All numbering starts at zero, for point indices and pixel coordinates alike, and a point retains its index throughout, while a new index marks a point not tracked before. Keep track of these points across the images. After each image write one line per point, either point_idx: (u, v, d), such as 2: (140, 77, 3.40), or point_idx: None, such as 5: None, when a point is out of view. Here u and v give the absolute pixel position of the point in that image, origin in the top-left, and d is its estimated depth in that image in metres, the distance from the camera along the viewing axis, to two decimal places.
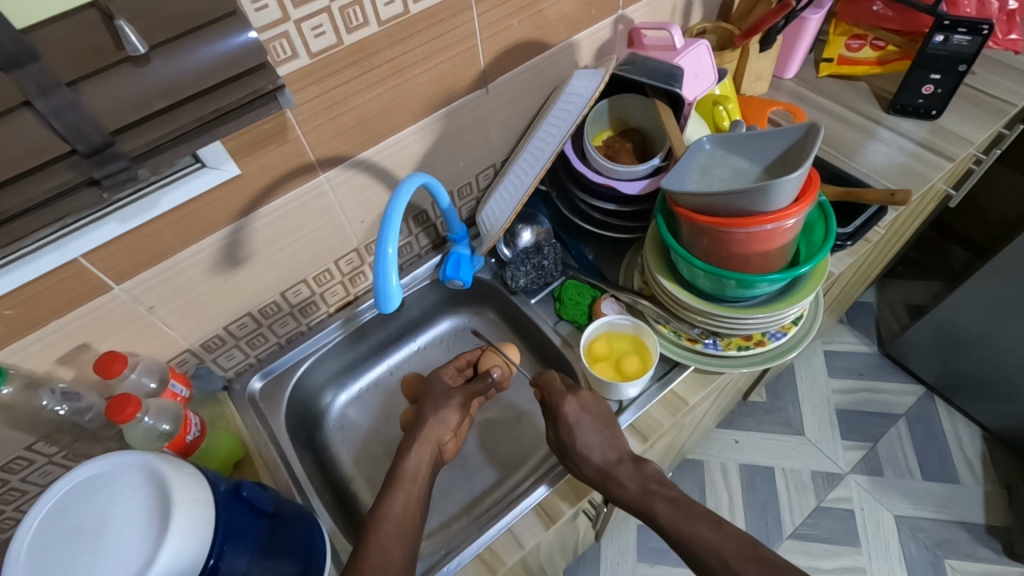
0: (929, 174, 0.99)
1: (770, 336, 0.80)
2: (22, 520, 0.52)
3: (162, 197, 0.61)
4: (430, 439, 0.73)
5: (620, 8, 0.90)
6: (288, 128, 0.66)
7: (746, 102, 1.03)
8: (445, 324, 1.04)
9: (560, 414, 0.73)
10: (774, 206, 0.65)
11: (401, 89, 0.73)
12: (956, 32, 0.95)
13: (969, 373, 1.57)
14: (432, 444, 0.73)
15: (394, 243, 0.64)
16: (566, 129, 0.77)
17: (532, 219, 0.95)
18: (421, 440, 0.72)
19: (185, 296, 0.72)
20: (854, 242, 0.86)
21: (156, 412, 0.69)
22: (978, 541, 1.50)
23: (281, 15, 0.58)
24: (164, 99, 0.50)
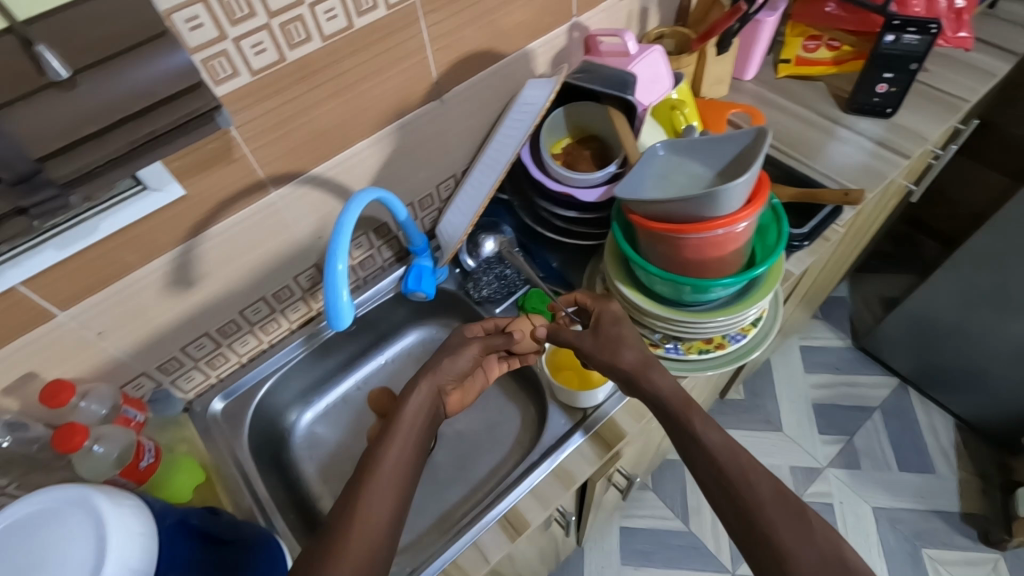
0: (887, 172, 1.00)
1: (730, 338, 0.80)
2: None
3: (102, 221, 0.60)
4: (434, 382, 0.69)
5: (573, 16, 0.90)
6: (233, 146, 0.65)
7: (705, 106, 1.04)
8: (413, 336, 1.03)
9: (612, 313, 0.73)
10: (726, 211, 0.66)
11: (351, 103, 0.72)
12: (906, 32, 0.96)
13: (941, 363, 1.60)
14: (436, 386, 0.69)
15: (344, 259, 0.63)
16: (519, 139, 0.77)
17: (493, 228, 0.95)
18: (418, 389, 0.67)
19: (137, 319, 0.71)
20: (810, 241, 0.87)
21: (106, 441, 0.67)
22: (955, 529, 1.52)
23: (217, 34, 0.57)
24: (92, 125, 0.49)
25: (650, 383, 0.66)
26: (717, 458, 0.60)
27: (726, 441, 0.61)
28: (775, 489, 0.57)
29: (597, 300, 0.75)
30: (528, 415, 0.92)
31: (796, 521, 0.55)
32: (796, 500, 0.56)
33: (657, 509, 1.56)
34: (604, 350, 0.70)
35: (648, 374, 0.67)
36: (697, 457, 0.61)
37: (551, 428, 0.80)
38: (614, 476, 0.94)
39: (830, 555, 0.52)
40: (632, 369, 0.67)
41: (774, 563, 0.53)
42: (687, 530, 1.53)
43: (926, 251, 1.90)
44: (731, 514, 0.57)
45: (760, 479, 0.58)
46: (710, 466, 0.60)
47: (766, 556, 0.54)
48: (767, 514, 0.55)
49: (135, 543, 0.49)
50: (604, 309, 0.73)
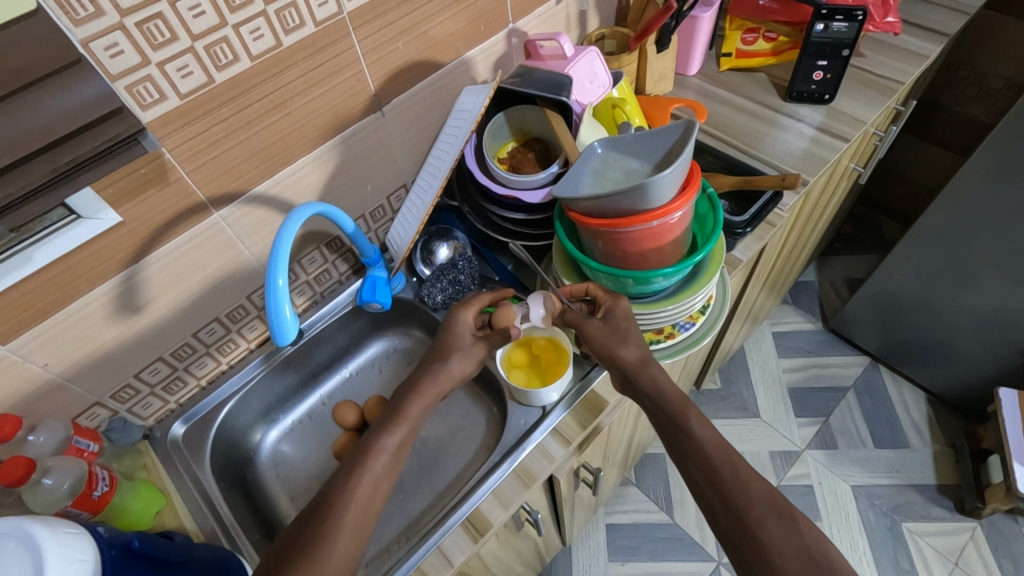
0: (828, 156, 1.03)
1: (680, 327, 0.81)
2: None
3: (35, 251, 0.60)
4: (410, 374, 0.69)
5: (510, 22, 0.92)
6: (168, 169, 0.65)
7: (649, 102, 1.06)
8: (375, 347, 1.04)
9: (624, 311, 0.72)
10: (659, 202, 0.67)
11: (286, 121, 0.73)
12: (834, 20, 1.01)
13: (906, 339, 1.63)
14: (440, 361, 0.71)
15: (284, 275, 0.64)
16: (459, 145, 0.78)
17: (447, 234, 0.96)
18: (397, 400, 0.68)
19: (84, 348, 0.71)
20: (752, 227, 0.89)
21: (57, 472, 0.67)
22: (932, 501, 1.55)
23: (139, 59, 0.57)
24: (10, 155, 0.51)
25: (652, 379, 0.67)
26: (710, 454, 0.63)
27: (718, 438, 0.64)
28: (766, 490, 0.60)
29: (611, 294, 0.74)
30: (492, 418, 0.93)
31: (784, 521, 0.58)
32: (786, 502, 0.59)
33: (640, 504, 1.57)
34: (608, 342, 0.70)
35: (649, 373, 0.68)
36: (690, 452, 0.63)
37: (511, 427, 0.81)
38: (580, 472, 0.94)
39: (812, 550, 0.56)
40: (631, 366, 0.69)
41: (760, 557, 0.57)
42: (671, 522, 1.54)
43: (886, 231, 1.94)
44: (721, 511, 0.60)
45: (752, 478, 0.61)
46: (702, 459, 0.62)
47: (751, 552, 0.57)
48: (756, 511, 0.58)
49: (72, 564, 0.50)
50: (616, 304, 0.73)
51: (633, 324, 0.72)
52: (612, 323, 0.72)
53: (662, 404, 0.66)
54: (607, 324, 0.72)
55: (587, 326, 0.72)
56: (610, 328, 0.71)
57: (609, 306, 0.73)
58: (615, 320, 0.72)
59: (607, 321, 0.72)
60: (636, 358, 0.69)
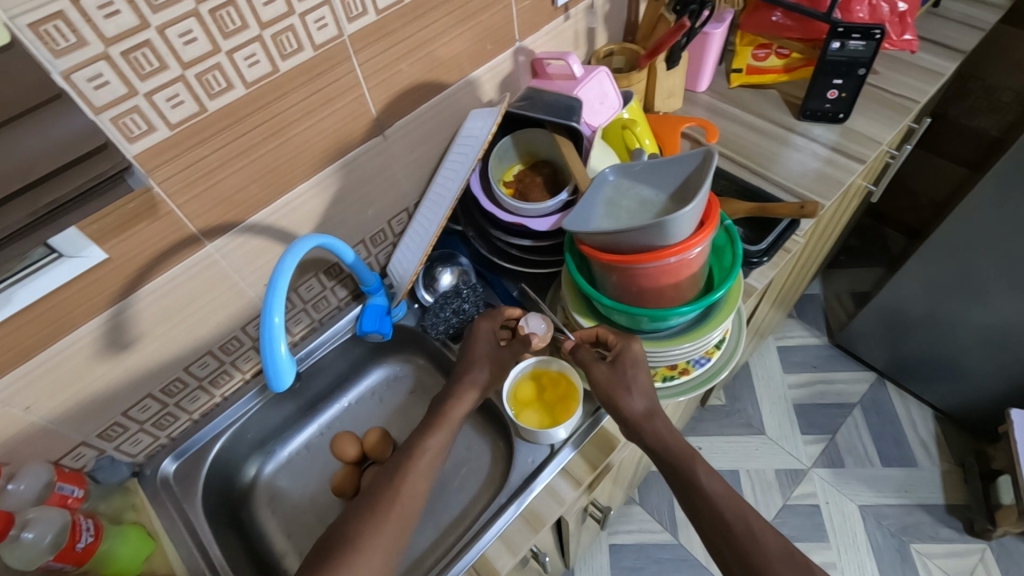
0: (842, 178, 1.00)
1: (694, 363, 0.78)
2: None
3: (15, 292, 0.57)
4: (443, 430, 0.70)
5: (517, 40, 0.88)
6: (158, 203, 0.62)
7: (659, 121, 1.03)
8: (376, 375, 1.00)
9: (634, 357, 0.70)
10: (678, 238, 0.64)
11: (283, 148, 0.69)
12: (850, 39, 0.97)
13: (915, 356, 1.60)
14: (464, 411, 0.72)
15: (281, 312, 0.60)
16: (464, 173, 0.74)
17: (450, 259, 0.93)
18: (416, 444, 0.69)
19: (70, 388, 0.67)
20: (770, 256, 0.85)
21: (38, 524, 0.62)
22: (940, 521, 1.52)
23: (126, 90, 0.54)
24: None
25: (655, 435, 0.66)
26: (723, 510, 0.62)
27: (729, 492, 0.63)
28: (781, 544, 0.59)
29: (622, 337, 0.71)
30: (497, 451, 0.89)
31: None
32: (803, 556, 0.58)
33: (644, 523, 1.54)
34: (613, 388, 0.69)
35: (652, 428, 0.67)
36: (701, 508, 0.62)
37: (519, 466, 0.77)
38: (589, 507, 0.91)
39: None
40: (635, 419, 0.67)
41: None
42: (675, 543, 1.51)
43: (892, 243, 1.91)
44: (736, 568, 0.59)
45: (767, 534, 0.60)
46: (718, 518, 0.61)
47: None
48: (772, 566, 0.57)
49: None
50: (626, 348, 0.70)
51: (641, 371, 0.70)
52: (619, 369, 0.70)
53: (667, 458, 0.65)
54: (613, 369, 0.70)
55: (594, 369, 0.71)
56: (615, 376, 0.69)
57: (620, 349, 0.71)
58: (623, 365, 0.70)
59: (615, 367, 0.70)
60: (636, 414, 0.67)
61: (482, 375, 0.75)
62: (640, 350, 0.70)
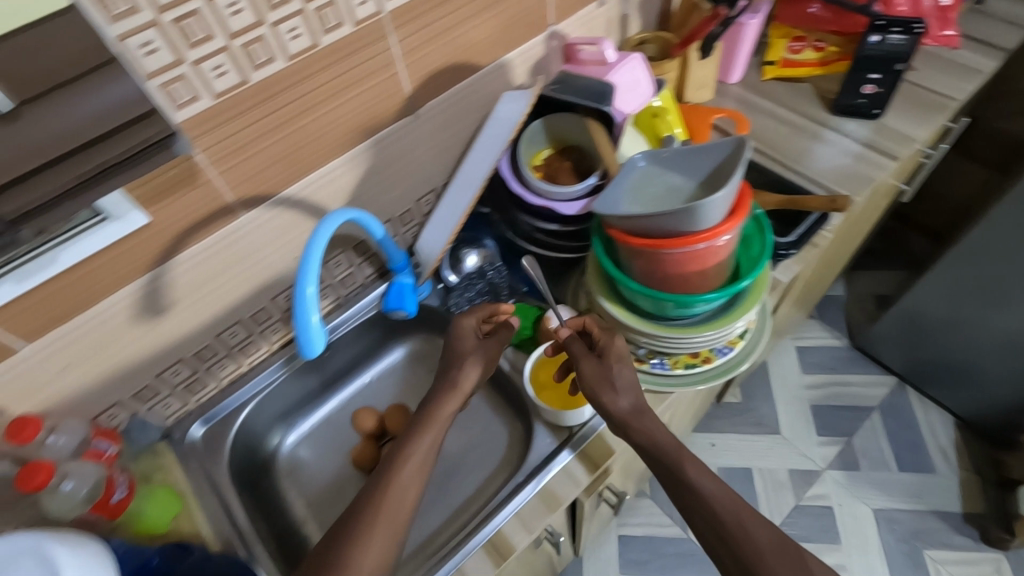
0: (873, 174, 0.98)
1: (717, 352, 0.78)
2: None
3: (61, 252, 0.58)
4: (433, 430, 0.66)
5: (551, 24, 0.88)
6: (199, 171, 0.63)
7: (689, 111, 1.02)
8: (397, 353, 1.02)
9: (619, 352, 0.70)
10: (706, 225, 0.64)
11: (319, 124, 0.70)
12: (890, 32, 0.95)
13: (937, 362, 1.57)
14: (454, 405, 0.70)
15: (314, 283, 0.62)
16: (497, 153, 0.75)
17: (475, 242, 0.93)
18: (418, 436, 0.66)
19: (107, 349, 0.69)
20: (797, 249, 0.85)
21: (76, 477, 0.65)
22: (955, 529, 1.51)
23: (174, 58, 0.55)
24: (36, 159, 0.46)
25: (643, 431, 0.66)
26: (715, 506, 0.61)
27: (719, 488, 0.62)
28: (772, 535, 0.59)
29: (606, 332, 0.73)
30: (514, 433, 0.90)
31: (796, 564, 0.57)
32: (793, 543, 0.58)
33: (654, 516, 1.54)
34: (601, 384, 0.68)
35: (641, 424, 0.67)
36: (691, 504, 0.62)
37: (537, 447, 0.78)
38: (603, 492, 0.92)
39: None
40: (623, 415, 0.67)
41: None
42: (684, 537, 1.51)
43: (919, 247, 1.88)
44: (729, 562, 0.59)
45: (757, 528, 0.59)
46: (709, 515, 0.61)
47: None
48: (764, 560, 0.57)
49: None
50: (611, 343, 0.71)
51: (627, 368, 0.70)
52: (606, 364, 0.70)
53: (656, 454, 0.65)
54: (601, 365, 0.70)
55: (581, 365, 0.70)
56: (604, 372, 0.69)
57: (605, 344, 0.72)
58: (608, 362, 0.70)
59: (602, 361, 0.70)
60: (624, 412, 0.67)
61: (472, 376, 0.71)
62: (624, 347, 0.71)
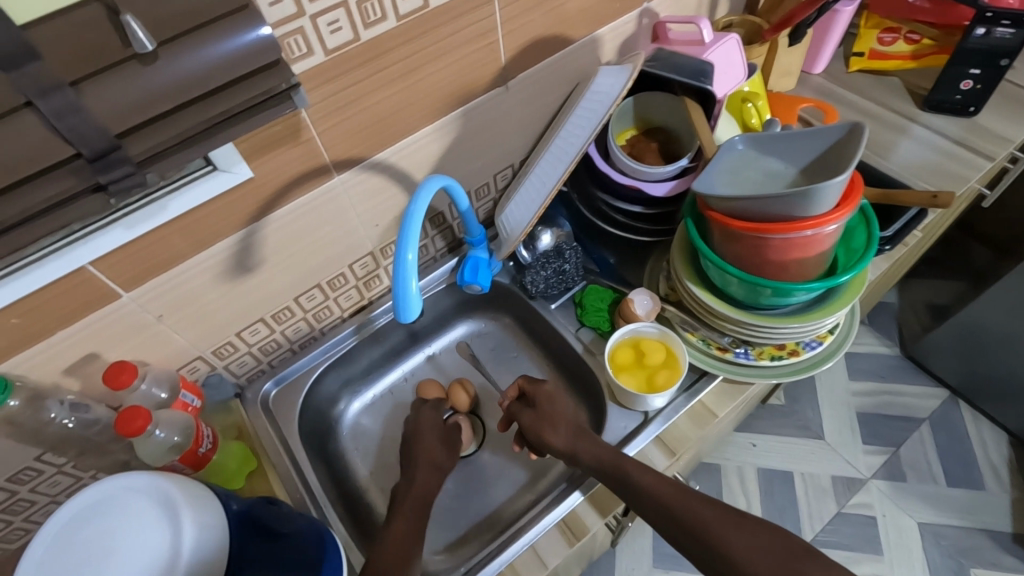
0: (966, 173, 0.94)
1: (805, 346, 0.76)
2: (44, 521, 0.53)
3: (170, 201, 0.58)
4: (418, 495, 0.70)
5: (645, 1, 0.85)
6: (302, 128, 0.63)
7: (774, 99, 0.99)
8: (461, 329, 1.01)
9: (547, 394, 0.76)
10: (815, 211, 0.62)
11: (416, 88, 0.69)
12: (998, 26, 0.89)
13: (994, 377, 1.51)
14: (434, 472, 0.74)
15: (413, 250, 0.61)
16: (591, 128, 0.74)
17: (551, 221, 0.92)
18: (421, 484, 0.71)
19: (197, 303, 0.70)
20: (892, 245, 0.83)
21: (167, 425, 0.67)
22: (1004, 549, 1.46)
23: (295, 10, 0.54)
24: (169, 102, 0.47)
25: (586, 453, 0.69)
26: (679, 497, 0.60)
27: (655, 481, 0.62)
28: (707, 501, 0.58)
29: (531, 382, 0.78)
30: None
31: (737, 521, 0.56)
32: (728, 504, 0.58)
33: None
34: (541, 430, 0.73)
35: (580, 449, 0.69)
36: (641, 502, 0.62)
37: (611, 430, 0.78)
38: None
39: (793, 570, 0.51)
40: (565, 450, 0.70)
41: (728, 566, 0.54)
42: None
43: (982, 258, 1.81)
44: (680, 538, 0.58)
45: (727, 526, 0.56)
46: (659, 507, 0.60)
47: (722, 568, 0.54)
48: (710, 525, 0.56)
49: (208, 527, 0.53)
50: (537, 391, 0.77)
51: (559, 404, 0.75)
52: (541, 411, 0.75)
53: (599, 471, 0.67)
54: (537, 413, 0.75)
55: (522, 418, 0.76)
56: (542, 415, 0.74)
57: (534, 393, 0.77)
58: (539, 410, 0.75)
59: (536, 408, 0.75)
60: (565, 443, 0.71)
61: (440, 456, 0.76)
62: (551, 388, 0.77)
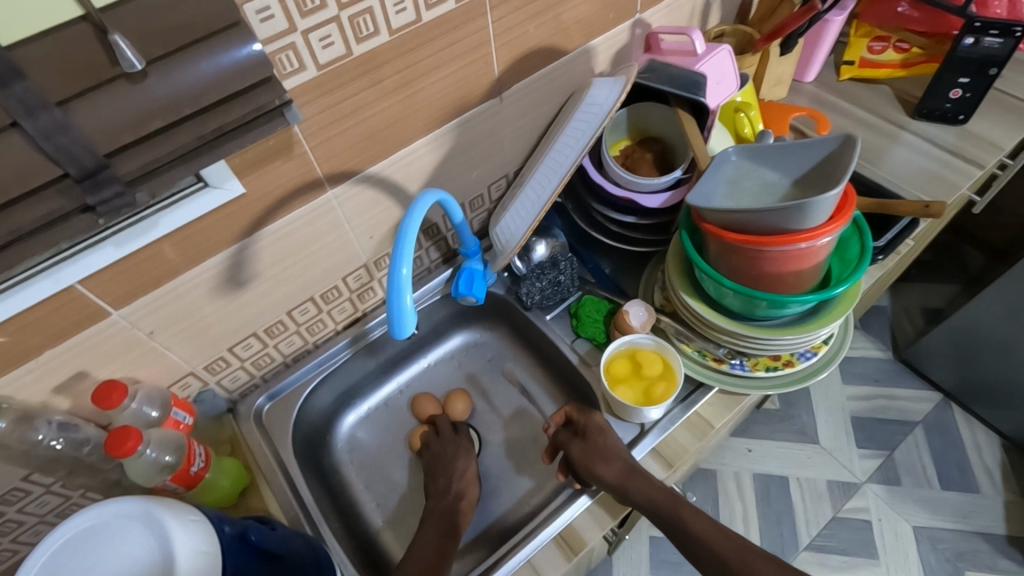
0: (957, 180, 0.95)
1: (800, 356, 0.76)
2: (32, 549, 0.52)
3: (161, 218, 0.58)
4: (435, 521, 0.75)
5: (638, 12, 0.86)
6: (295, 143, 0.62)
7: (767, 108, 1.00)
8: (456, 340, 1.01)
9: (598, 426, 0.75)
10: (810, 223, 0.62)
11: (410, 101, 0.69)
12: (987, 35, 0.90)
13: (987, 380, 1.52)
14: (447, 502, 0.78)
15: (408, 264, 0.60)
16: (585, 141, 0.74)
17: (546, 232, 0.92)
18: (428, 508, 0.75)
19: (188, 319, 0.69)
20: (886, 255, 0.83)
21: (158, 444, 0.66)
22: (1000, 552, 1.46)
23: (287, 26, 0.54)
24: (162, 118, 0.47)
25: (641, 493, 0.68)
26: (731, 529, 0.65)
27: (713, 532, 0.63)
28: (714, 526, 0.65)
29: (584, 413, 0.78)
30: None
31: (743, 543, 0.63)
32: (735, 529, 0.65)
33: None
34: (591, 460, 0.71)
35: (633, 485, 0.68)
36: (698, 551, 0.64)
37: None
38: None
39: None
40: (618, 484, 0.69)
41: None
42: None
43: None
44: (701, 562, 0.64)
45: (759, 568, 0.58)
46: (710, 554, 0.63)
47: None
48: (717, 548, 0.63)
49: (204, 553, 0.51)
50: (589, 422, 0.76)
51: (611, 437, 0.74)
52: (591, 441, 0.74)
53: (654, 512, 0.67)
54: (587, 444, 0.74)
55: (570, 447, 0.74)
56: (592, 448, 0.72)
57: (585, 425, 0.77)
58: (588, 440, 0.74)
59: (586, 439, 0.74)
60: (616, 478, 0.69)
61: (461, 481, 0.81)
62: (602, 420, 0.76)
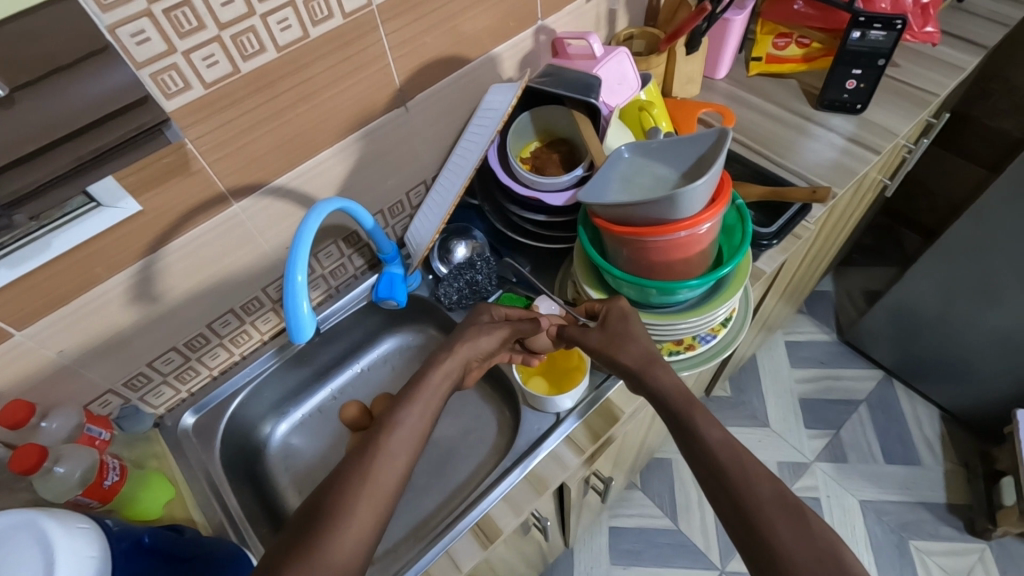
0: (857, 167, 1.00)
1: (700, 339, 0.80)
2: None
3: (54, 238, 0.59)
4: (458, 360, 0.68)
5: (539, 19, 0.89)
6: (190, 159, 0.64)
7: (677, 105, 1.03)
8: (388, 344, 1.03)
9: (621, 313, 0.71)
10: (689, 212, 0.65)
11: (310, 115, 0.71)
12: (871, 28, 0.97)
13: (923, 355, 1.58)
14: (463, 361, 0.68)
15: (303, 271, 0.63)
16: (484, 142, 0.76)
17: (465, 233, 0.95)
18: (452, 356, 0.68)
19: (99, 336, 0.71)
20: (779, 239, 0.88)
21: (69, 461, 0.67)
22: (941, 520, 1.52)
23: (165, 47, 0.56)
24: (34, 143, 0.50)
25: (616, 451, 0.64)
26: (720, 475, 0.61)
27: (727, 438, 0.57)
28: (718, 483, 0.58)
29: (605, 301, 0.73)
30: (503, 419, 0.93)
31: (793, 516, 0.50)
32: None
33: (645, 508, 1.52)
34: (610, 344, 0.69)
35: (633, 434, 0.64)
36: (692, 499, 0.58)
37: (525, 432, 0.80)
38: (591, 479, 0.95)
39: (830, 557, 0.48)
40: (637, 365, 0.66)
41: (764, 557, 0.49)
42: (675, 528, 1.49)
43: (908, 243, 1.88)
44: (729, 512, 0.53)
45: (762, 479, 0.53)
46: None
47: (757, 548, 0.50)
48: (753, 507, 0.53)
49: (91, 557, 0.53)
50: (609, 309, 0.72)
51: (632, 324, 0.70)
52: (609, 329, 0.70)
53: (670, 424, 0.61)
54: (604, 330, 0.71)
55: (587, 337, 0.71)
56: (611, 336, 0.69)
57: (606, 312, 0.72)
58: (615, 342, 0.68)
59: (604, 326, 0.71)
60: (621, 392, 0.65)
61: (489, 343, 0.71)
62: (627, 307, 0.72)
